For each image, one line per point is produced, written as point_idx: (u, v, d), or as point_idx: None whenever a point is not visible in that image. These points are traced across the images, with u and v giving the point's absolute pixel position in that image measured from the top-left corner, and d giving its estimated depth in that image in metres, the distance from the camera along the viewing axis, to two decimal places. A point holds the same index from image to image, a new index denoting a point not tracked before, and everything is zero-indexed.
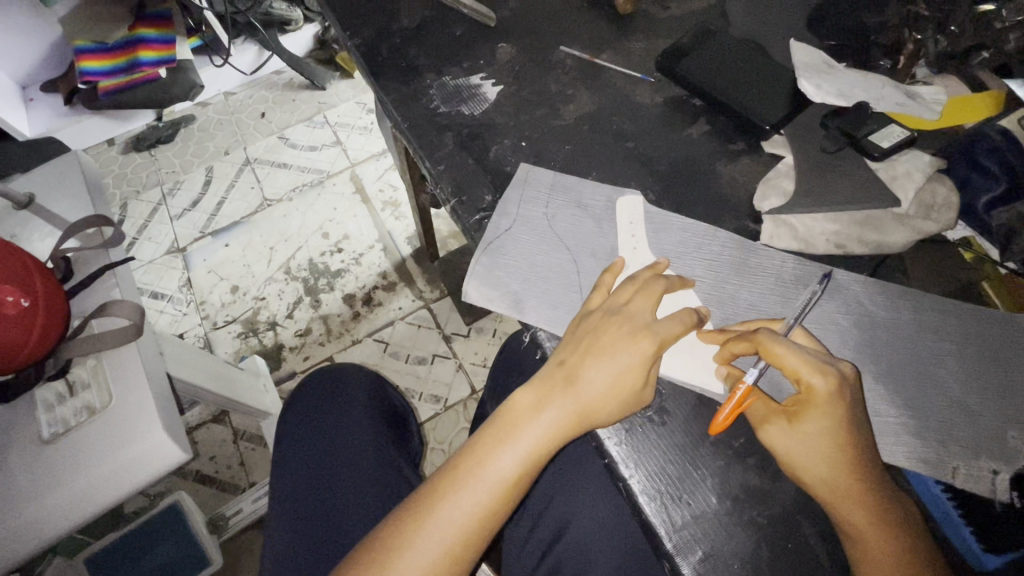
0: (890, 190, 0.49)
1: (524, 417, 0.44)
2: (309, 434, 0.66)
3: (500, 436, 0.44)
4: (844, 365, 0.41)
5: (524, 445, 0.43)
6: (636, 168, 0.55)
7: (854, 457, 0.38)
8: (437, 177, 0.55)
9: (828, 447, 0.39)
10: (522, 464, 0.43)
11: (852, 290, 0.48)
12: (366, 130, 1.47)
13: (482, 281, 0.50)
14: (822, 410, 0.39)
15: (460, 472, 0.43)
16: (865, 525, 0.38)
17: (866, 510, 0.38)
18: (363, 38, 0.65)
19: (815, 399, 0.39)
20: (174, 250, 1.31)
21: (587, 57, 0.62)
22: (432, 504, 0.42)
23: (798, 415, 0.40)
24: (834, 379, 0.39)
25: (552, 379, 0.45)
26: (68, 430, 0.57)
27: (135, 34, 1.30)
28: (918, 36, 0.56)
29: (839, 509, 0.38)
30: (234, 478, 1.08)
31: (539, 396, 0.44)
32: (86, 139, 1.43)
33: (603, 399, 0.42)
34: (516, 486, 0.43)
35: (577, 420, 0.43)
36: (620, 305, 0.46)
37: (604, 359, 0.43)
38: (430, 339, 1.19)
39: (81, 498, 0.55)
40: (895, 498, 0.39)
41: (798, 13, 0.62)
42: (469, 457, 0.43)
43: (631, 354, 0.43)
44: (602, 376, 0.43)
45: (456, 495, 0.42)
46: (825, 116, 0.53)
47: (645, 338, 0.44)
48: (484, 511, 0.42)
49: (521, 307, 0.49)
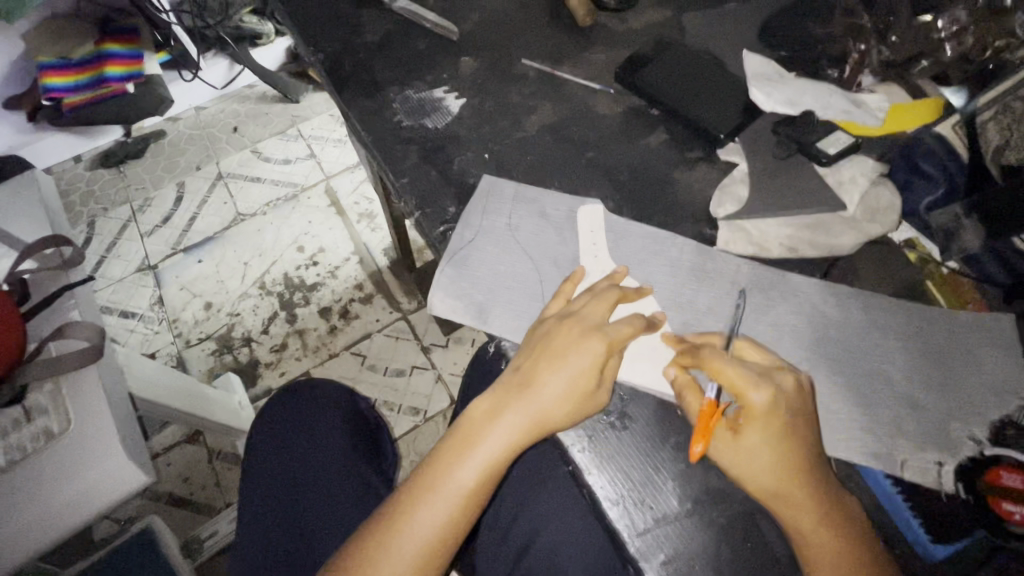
0: (836, 195, 0.51)
1: (482, 426, 0.45)
2: (282, 451, 0.66)
3: (461, 447, 0.45)
4: (787, 377, 0.42)
5: (484, 455, 0.44)
6: (597, 178, 0.56)
7: (798, 463, 0.40)
8: (401, 190, 0.55)
9: (770, 458, 0.40)
10: (482, 474, 0.44)
11: (806, 292, 0.49)
12: (340, 142, 1.46)
13: (446, 291, 0.50)
14: (763, 422, 0.41)
15: (423, 486, 0.44)
16: (811, 523, 0.39)
17: (812, 509, 0.40)
18: (327, 53, 0.65)
19: (754, 413, 0.41)
20: (144, 267, 1.28)
21: (548, 70, 0.63)
22: (399, 519, 0.43)
23: (741, 428, 0.41)
24: (772, 395, 0.41)
25: (510, 387, 0.46)
26: (24, 457, 0.55)
27: (101, 49, 1.26)
28: (861, 46, 0.59)
29: (786, 513, 0.40)
30: (208, 499, 1.05)
31: (497, 405, 0.46)
32: (50, 156, 1.42)
33: (558, 402, 0.44)
34: (478, 495, 0.43)
35: (535, 424, 0.44)
36: (574, 310, 0.47)
37: (558, 362, 0.45)
38: (408, 351, 1.18)
39: (39, 527, 0.53)
40: (838, 496, 0.41)
41: (749, 24, 0.65)
42: (432, 470, 0.44)
43: (584, 356, 0.44)
44: (557, 379, 0.44)
45: (421, 510, 0.43)
46: (777, 124, 0.55)
47: (596, 338, 0.45)
48: (449, 522, 0.42)
49: (485, 318, 0.49)
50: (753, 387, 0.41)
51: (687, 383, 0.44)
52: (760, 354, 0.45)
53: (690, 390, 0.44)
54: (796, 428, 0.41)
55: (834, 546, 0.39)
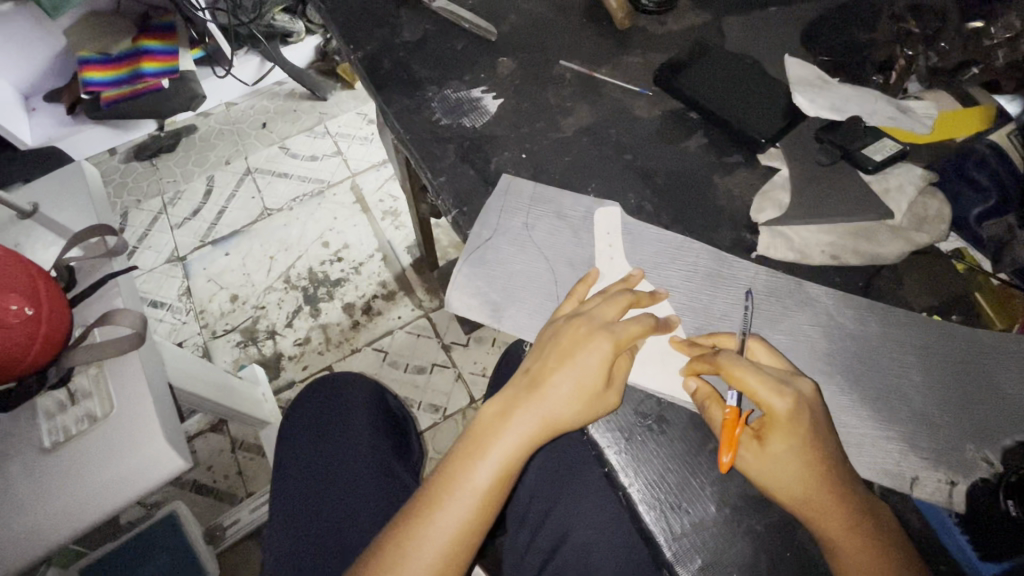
0: (883, 203, 0.50)
1: (492, 428, 0.45)
2: (312, 442, 0.67)
3: (473, 449, 0.45)
4: (804, 384, 0.41)
5: (496, 458, 0.44)
6: (635, 180, 0.56)
7: (824, 472, 0.39)
8: (438, 188, 0.56)
9: (799, 465, 0.39)
10: (495, 477, 0.44)
11: (849, 300, 0.48)
12: (366, 140, 1.48)
13: (464, 290, 0.51)
14: (787, 430, 0.40)
15: (439, 489, 0.44)
16: (841, 531, 0.39)
17: (842, 518, 0.39)
18: (365, 52, 0.66)
19: (776, 421, 0.40)
20: (175, 258, 1.31)
21: (585, 71, 0.63)
22: (417, 523, 0.43)
23: (765, 436, 0.41)
24: (793, 402, 0.40)
25: (519, 390, 0.46)
26: (69, 439, 0.57)
27: (138, 45, 1.33)
28: (908, 52, 0.58)
29: (817, 523, 0.39)
30: (231, 488, 1.07)
31: (507, 407, 0.46)
32: (86, 148, 1.44)
33: (568, 404, 0.44)
34: (492, 497, 0.44)
35: (546, 426, 0.44)
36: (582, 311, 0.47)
37: (566, 363, 0.45)
38: (429, 348, 1.19)
39: (79, 508, 0.55)
40: (870, 503, 0.40)
41: (791, 29, 0.64)
42: (445, 475, 0.44)
43: (592, 356, 0.44)
44: (565, 380, 0.44)
45: (437, 515, 0.43)
46: (821, 130, 0.54)
47: (603, 337, 0.45)
48: (465, 525, 0.43)
49: (500, 317, 0.50)
50: (772, 393, 0.40)
51: (709, 393, 0.44)
52: (773, 357, 0.44)
53: (712, 400, 0.44)
54: (819, 433, 0.40)
55: (869, 555, 0.38)
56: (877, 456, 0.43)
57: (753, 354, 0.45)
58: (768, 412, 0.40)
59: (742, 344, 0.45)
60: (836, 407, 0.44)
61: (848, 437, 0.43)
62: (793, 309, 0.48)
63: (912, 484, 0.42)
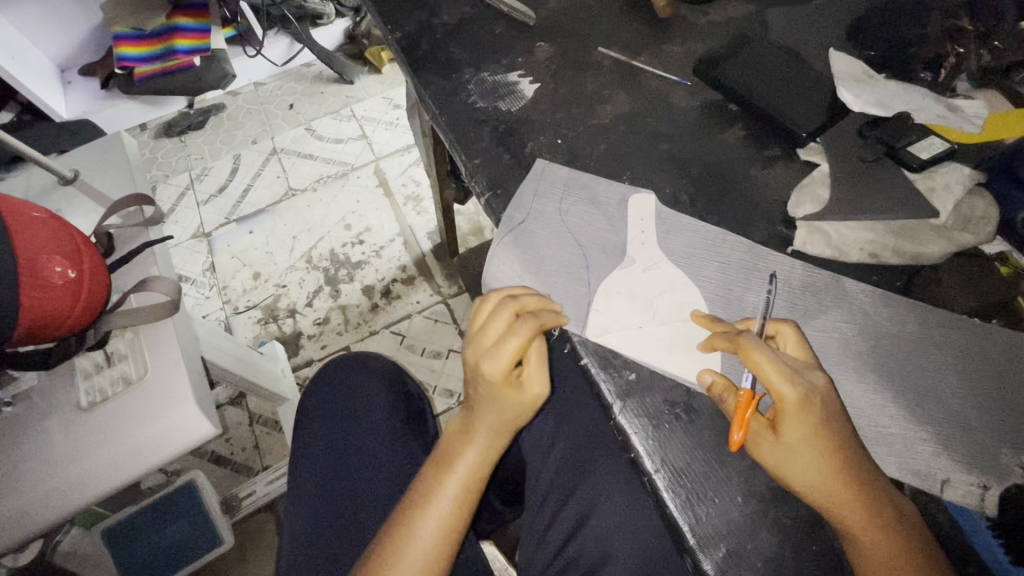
0: (928, 202, 0.50)
1: (454, 445, 0.47)
2: (333, 415, 0.68)
3: (440, 466, 0.47)
4: (816, 376, 0.41)
5: (463, 467, 0.46)
6: (671, 171, 0.55)
7: (841, 465, 0.39)
8: (473, 171, 0.56)
9: (813, 455, 0.39)
10: (468, 480, 0.46)
11: (887, 299, 0.48)
12: (391, 125, 1.49)
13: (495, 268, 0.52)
14: (800, 418, 0.39)
15: (416, 505, 0.46)
16: (861, 524, 0.38)
17: (860, 510, 0.38)
18: (404, 32, 0.66)
19: (786, 409, 0.39)
20: (200, 234, 1.33)
21: (624, 59, 0.62)
22: (401, 538, 0.44)
23: (777, 425, 0.40)
24: (803, 390, 0.39)
25: (465, 413, 0.48)
26: (105, 400, 0.59)
27: (172, 23, 1.35)
28: (959, 49, 0.57)
29: (834, 512, 0.39)
30: (247, 461, 1.09)
31: (463, 430, 0.47)
32: (118, 122, 1.46)
33: (504, 411, 0.46)
34: (467, 495, 0.46)
35: (497, 433, 0.47)
36: (478, 338, 0.46)
37: (487, 387, 0.46)
38: (446, 334, 1.20)
39: (116, 464, 0.56)
40: (891, 498, 0.39)
41: (837, 23, 0.63)
42: (415, 498, 0.46)
43: (497, 378, 0.44)
44: (495, 400, 0.46)
45: (420, 522, 0.45)
46: (863, 125, 0.53)
47: (501, 359, 0.44)
48: (445, 530, 0.45)
49: None
50: (782, 380, 0.39)
51: (725, 384, 0.43)
52: (799, 347, 0.44)
53: (728, 390, 0.43)
54: (831, 424, 0.39)
55: (888, 547, 0.38)
56: (908, 457, 0.43)
57: (780, 341, 0.44)
58: (779, 399, 0.40)
59: (766, 328, 0.45)
60: (870, 405, 0.44)
61: (880, 435, 0.43)
62: (829, 306, 0.48)
63: (943, 486, 0.42)
